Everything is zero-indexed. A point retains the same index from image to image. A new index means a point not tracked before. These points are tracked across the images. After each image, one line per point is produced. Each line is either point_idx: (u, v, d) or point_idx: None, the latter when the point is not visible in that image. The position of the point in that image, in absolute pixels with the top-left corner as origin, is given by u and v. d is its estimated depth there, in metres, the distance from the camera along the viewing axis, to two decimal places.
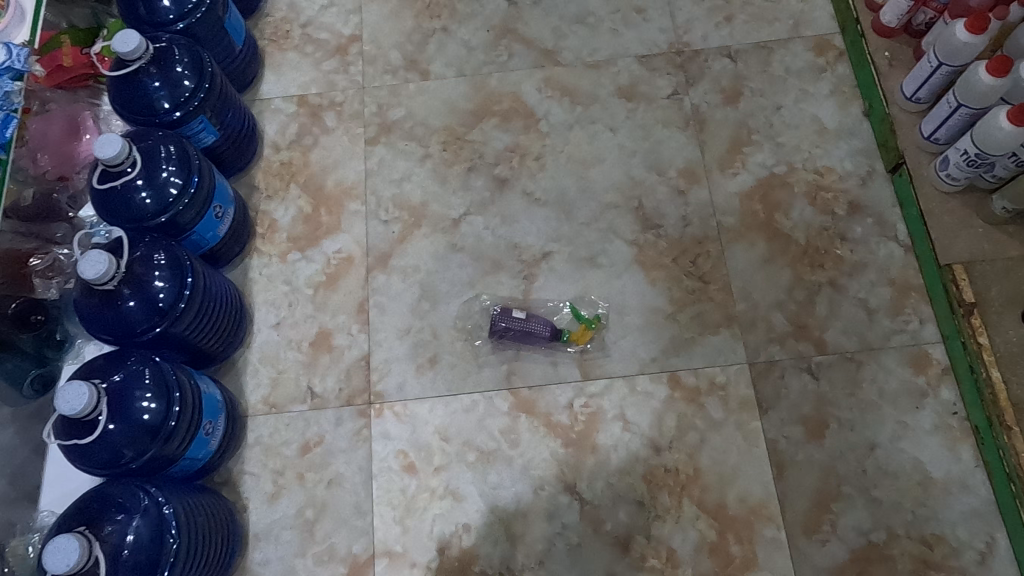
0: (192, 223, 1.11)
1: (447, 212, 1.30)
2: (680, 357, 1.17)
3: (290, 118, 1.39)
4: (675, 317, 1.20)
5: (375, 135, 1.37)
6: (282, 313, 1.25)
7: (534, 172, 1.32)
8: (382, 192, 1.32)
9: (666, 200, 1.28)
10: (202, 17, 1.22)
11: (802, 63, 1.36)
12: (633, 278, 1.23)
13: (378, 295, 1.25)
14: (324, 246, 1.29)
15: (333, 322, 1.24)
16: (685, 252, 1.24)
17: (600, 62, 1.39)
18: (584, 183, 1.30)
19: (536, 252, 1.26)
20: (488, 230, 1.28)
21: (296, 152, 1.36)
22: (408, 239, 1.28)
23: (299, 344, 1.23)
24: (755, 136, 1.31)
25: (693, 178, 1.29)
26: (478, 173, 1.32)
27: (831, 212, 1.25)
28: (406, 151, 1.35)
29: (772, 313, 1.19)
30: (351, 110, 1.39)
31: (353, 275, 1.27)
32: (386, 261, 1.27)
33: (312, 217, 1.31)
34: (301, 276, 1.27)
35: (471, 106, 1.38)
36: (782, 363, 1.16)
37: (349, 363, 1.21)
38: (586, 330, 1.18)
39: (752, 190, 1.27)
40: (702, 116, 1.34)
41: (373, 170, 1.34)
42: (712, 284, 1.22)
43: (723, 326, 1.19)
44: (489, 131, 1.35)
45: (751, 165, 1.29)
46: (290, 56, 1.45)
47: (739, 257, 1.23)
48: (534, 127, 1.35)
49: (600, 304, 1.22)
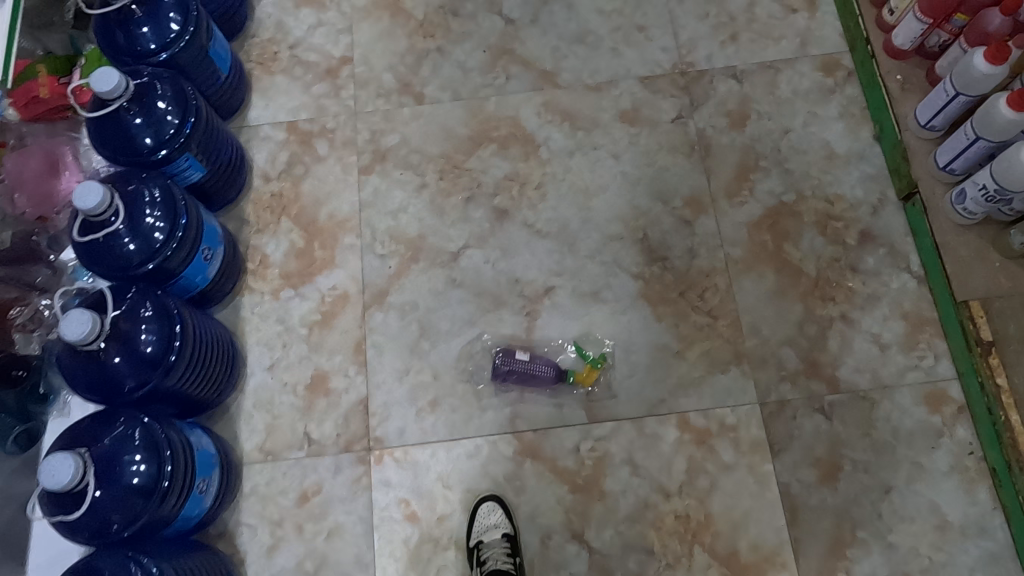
0: (180, 269, 1.07)
1: (446, 245, 1.25)
2: (689, 398, 1.14)
3: (280, 146, 1.34)
4: (683, 355, 1.16)
5: (368, 164, 1.31)
6: (275, 354, 1.20)
7: (535, 203, 1.27)
8: (377, 225, 1.27)
9: (672, 230, 1.24)
10: (186, 46, 1.16)
11: (810, 84, 1.32)
12: (639, 313, 1.19)
13: (376, 335, 1.21)
14: (318, 282, 1.24)
15: (330, 363, 1.19)
16: (693, 286, 1.20)
17: (601, 84, 1.34)
18: (586, 213, 1.26)
19: (539, 287, 1.22)
20: (488, 264, 1.24)
21: (287, 182, 1.31)
22: (405, 274, 1.24)
23: (294, 387, 1.18)
24: (763, 162, 1.27)
25: (699, 208, 1.25)
26: (476, 204, 1.28)
27: (842, 242, 1.21)
28: (402, 181, 1.30)
29: (782, 350, 1.16)
30: (344, 136, 1.34)
31: (348, 313, 1.22)
32: (383, 298, 1.23)
33: (305, 252, 1.26)
34: (294, 314, 1.23)
35: (468, 132, 1.33)
36: (794, 403, 1.13)
37: (346, 407, 1.17)
38: (593, 371, 1.14)
39: (760, 220, 1.23)
40: (707, 141, 1.29)
41: (367, 201, 1.29)
42: (720, 319, 1.18)
43: (732, 364, 1.15)
44: (488, 158, 1.30)
45: (758, 193, 1.25)
46: (278, 80, 1.39)
47: (748, 291, 1.19)
48: (534, 153, 1.30)
49: (606, 341, 1.18)
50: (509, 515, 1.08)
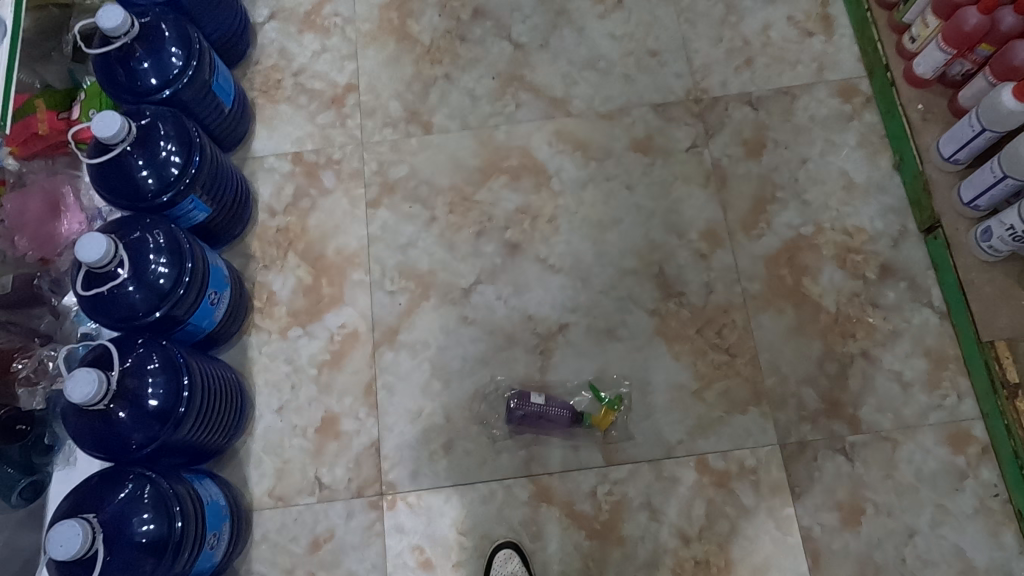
0: (186, 315, 1.04)
1: (457, 281, 1.23)
2: (708, 439, 1.12)
3: (285, 178, 1.31)
4: (701, 395, 1.14)
5: (376, 197, 1.29)
6: (284, 395, 1.18)
7: (547, 236, 1.24)
8: (386, 261, 1.25)
9: (688, 265, 1.21)
10: (188, 82, 1.13)
11: (827, 111, 1.29)
12: (655, 352, 1.16)
13: (386, 375, 1.18)
14: (326, 320, 1.22)
15: (340, 405, 1.17)
16: (710, 323, 1.17)
17: (614, 111, 1.31)
18: (600, 247, 1.23)
19: (552, 324, 1.19)
20: (500, 300, 1.21)
21: (294, 216, 1.29)
22: (415, 312, 1.21)
23: (304, 430, 1.16)
24: (780, 192, 1.24)
25: (716, 241, 1.22)
26: (488, 238, 1.25)
27: (862, 276, 1.19)
28: (411, 214, 1.27)
29: (802, 389, 1.13)
30: (350, 168, 1.31)
31: (358, 352, 1.20)
32: (393, 337, 1.20)
33: (313, 288, 1.24)
34: (303, 353, 1.20)
35: (478, 162, 1.30)
36: (815, 444, 1.11)
37: (357, 451, 1.14)
38: (609, 415, 1.11)
39: (778, 253, 1.21)
40: (723, 171, 1.26)
41: (376, 235, 1.26)
42: (739, 357, 1.15)
43: (751, 404, 1.13)
44: (498, 190, 1.28)
45: (776, 226, 1.22)
46: (283, 109, 1.36)
47: (767, 327, 1.17)
48: (545, 185, 1.28)
49: (623, 380, 1.15)
50: (526, 563, 1.06)
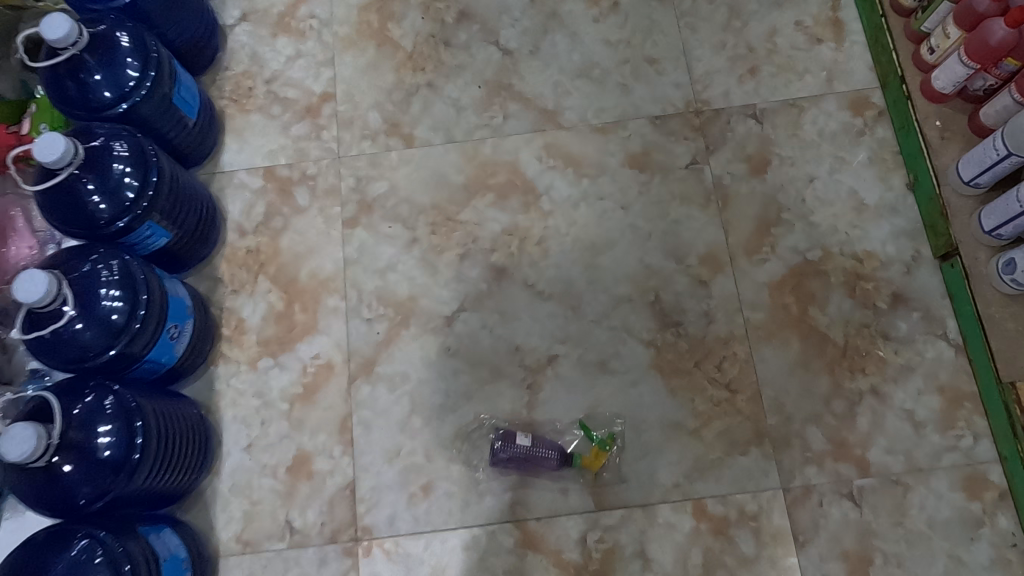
0: (143, 353, 0.96)
1: (438, 309, 1.15)
2: (706, 483, 1.04)
3: (256, 195, 1.23)
4: (699, 434, 1.06)
5: (354, 216, 1.20)
6: (253, 431, 1.11)
7: (536, 260, 1.16)
8: (363, 286, 1.17)
9: (687, 292, 1.13)
10: (147, 94, 1.04)
11: (837, 125, 1.20)
12: (651, 387, 1.09)
13: (362, 410, 1.10)
14: (299, 351, 1.14)
15: (312, 443, 1.09)
16: (709, 355, 1.10)
17: (608, 124, 1.23)
18: (592, 273, 1.15)
19: (540, 356, 1.11)
20: (485, 329, 1.13)
21: (265, 236, 1.20)
22: (394, 342, 1.13)
23: (274, 469, 1.09)
24: (786, 214, 1.16)
25: (717, 266, 1.14)
26: (472, 262, 1.17)
27: (872, 305, 1.11)
28: (390, 235, 1.19)
29: (807, 428, 1.06)
30: (326, 184, 1.22)
31: (331, 385, 1.12)
32: (370, 369, 1.12)
33: (285, 315, 1.16)
34: (274, 387, 1.13)
35: (462, 179, 1.21)
36: (820, 487, 1.03)
37: (330, 492, 1.07)
38: (601, 457, 1.04)
39: (783, 280, 1.13)
40: (725, 190, 1.18)
41: (352, 257, 1.18)
42: (740, 393, 1.08)
43: (753, 444, 1.06)
44: (483, 210, 1.20)
45: (781, 250, 1.14)
46: (254, 119, 1.27)
47: (770, 360, 1.09)
48: (534, 204, 1.19)
49: (616, 418, 1.07)
50: None
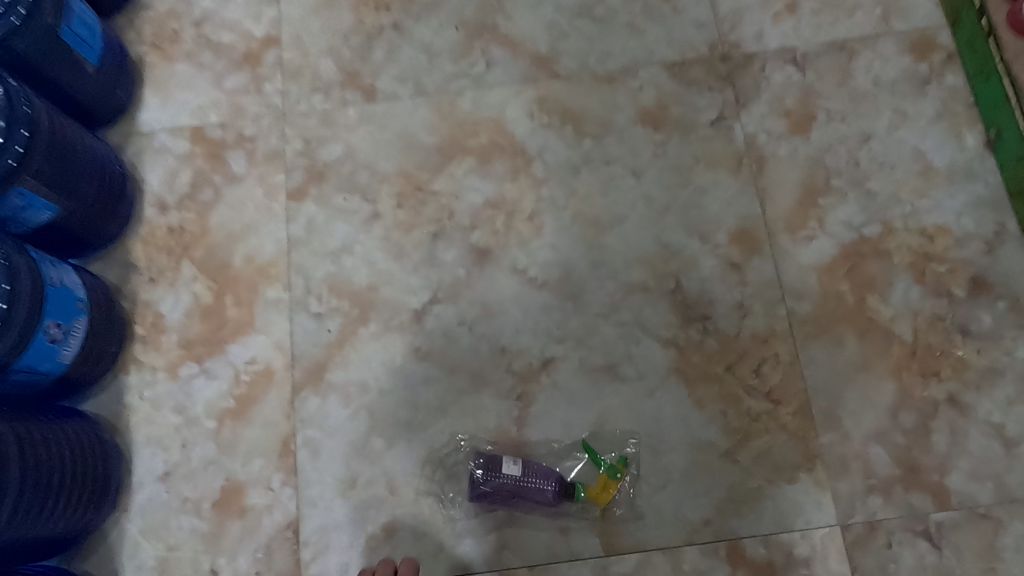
0: (9, 360, 0.73)
1: (405, 301, 0.92)
2: (744, 520, 0.82)
3: (181, 161, 0.99)
4: (734, 458, 0.84)
5: (301, 185, 0.97)
6: (172, 457, 0.88)
7: (526, 239, 0.94)
8: (312, 273, 0.94)
9: (715, 278, 0.91)
10: (20, 26, 0.81)
11: (897, 71, 0.97)
12: (672, 397, 0.87)
13: (309, 429, 0.88)
14: (231, 354, 0.91)
15: (245, 471, 0.87)
16: (744, 357, 0.88)
17: (615, 73, 1.00)
18: (597, 255, 0.93)
19: (532, 360, 0.89)
20: (464, 326, 0.91)
21: (190, 211, 0.97)
22: (350, 342, 0.91)
23: (197, 505, 0.86)
24: (836, 180, 0.94)
25: (751, 246, 0.92)
26: (447, 242, 0.94)
27: (947, 293, 0.89)
28: (346, 210, 0.96)
29: (870, 448, 0.84)
30: (267, 147, 0.99)
31: (270, 397, 0.89)
32: (319, 377, 0.90)
33: (213, 310, 0.93)
34: (198, 400, 0.90)
35: (435, 140, 0.98)
36: (888, 524, 0.82)
37: (268, 534, 0.85)
38: (609, 489, 0.82)
39: (834, 262, 0.91)
40: (760, 152, 0.96)
41: (299, 237, 0.95)
42: (784, 405, 0.86)
43: (802, 469, 0.84)
44: (461, 178, 0.97)
45: (831, 226, 0.92)
46: (180, 69, 1.03)
47: (821, 363, 0.87)
48: (524, 170, 0.96)
49: (628, 438, 0.85)
50: None
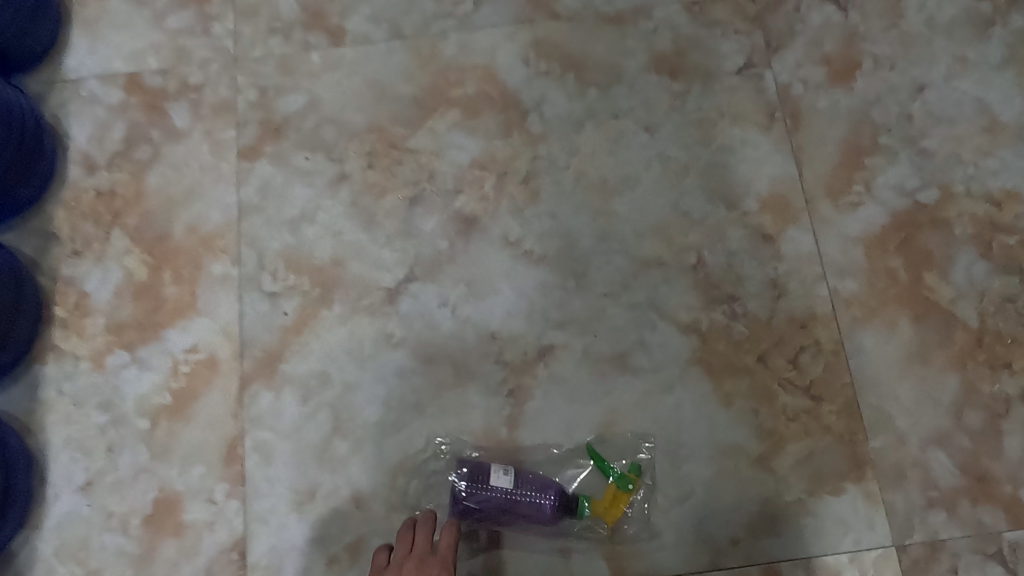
0: None
1: (377, 278, 0.77)
2: (780, 539, 0.69)
3: (113, 113, 0.84)
4: (768, 465, 0.70)
5: (254, 142, 0.82)
6: (95, 463, 0.73)
7: (520, 206, 0.79)
8: (266, 245, 0.79)
9: (744, 252, 0.77)
10: None
11: (955, 11, 0.83)
12: (693, 392, 0.73)
13: (261, 431, 0.74)
14: (168, 341, 0.76)
15: (183, 481, 0.72)
16: (779, 346, 0.74)
17: (625, 12, 0.85)
18: (604, 224, 0.78)
19: (527, 348, 0.75)
20: (446, 308, 0.76)
21: (123, 172, 0.82)
22: (310, 327, 0.76)
23: (124, 521, 0.72)
24: (885, 138, 0.80)
25: (786, 214, 0.78)
26: (427, 209, 0.80)
27: (1017, 269, 0.75)
28: (308, 171, 0.81)
29: (930, 454, 0.70)
30: (215, 97, 0.84)
31: (214, 393, 0.75)
32: (273, 368, 0.75)
33: (148, 288, 0.78)
34: (127, 395, 0.75)
35: (414, 90, 0.84)
36: (953, 544, 0.68)
37: (209, 556, 0.71)
38: (620, 501, 0.69)
39: (884, 233, 0.77)
40: (795, 105, 0.81)
41: (251, 203, 0.81)
42: (827, 402, 0.72)
43: (849, 479, 0.70)
44: (444, 135, 0.82)
45: (880, 190, 0.78)
46: (114, 6, 0.87)
47: (870, 353, 0.73)
48: (518, 125, 0.82)
49: (642, 441, 0.71)
50: None
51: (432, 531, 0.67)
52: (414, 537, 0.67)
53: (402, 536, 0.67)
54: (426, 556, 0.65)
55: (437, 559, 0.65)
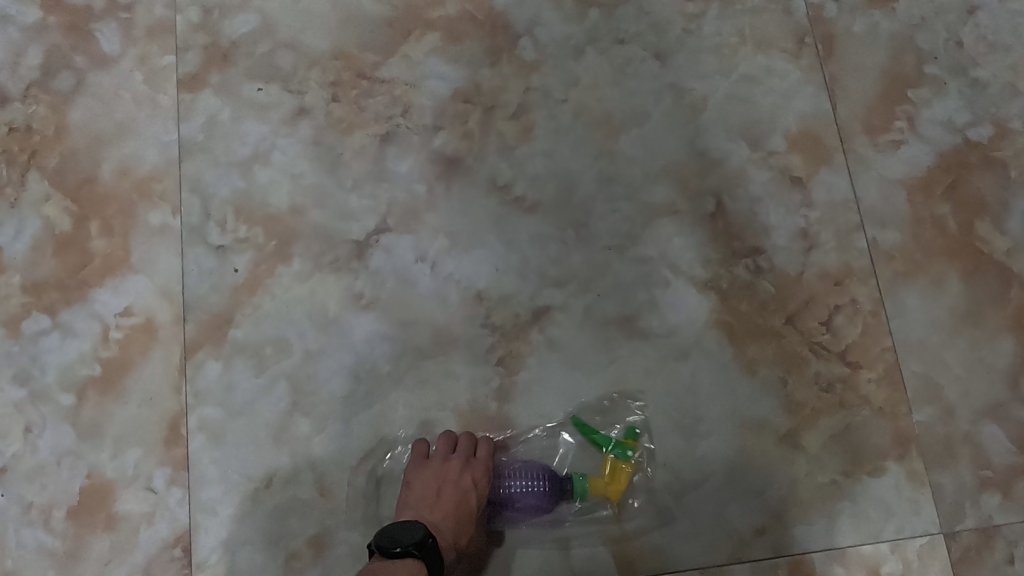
0: None
1: (342, 229, 0.66)
2: (812, 528, 0.60)
3: (28, 36, 0.71)
4: (798, 443, 0.61)
5: (197, 70, 0.70)
6: (10, 447, 0.62)
7: (510, 144, 0.68)
8: (211, 191, 0.67)
9: (770, 197, 0.66)
10: None
11: None
12: (711, 360, 0.63)
13: (207, 407, 0.63)
14: (96, 303, 0.65)
15: (116, 466, 0.62)
16: (811, 306, 0.64)
17: None
18: (608, 166, 0.67)
19: (519, 310, 0.64)
20: (424, 263, 0.65)
21: (40, 104, 0.69)
22: (265, 286, 0.65)
23: (45, 514, 0.61)
24: (931, 66, 0.69)
25: (818, 154, 0.67)
26: (401, 148, 0.68)
27: None
28: (260, 104, 0.69)
29: (982, 428, 0.61)
30: (151, 17, 0.71)
31: (152, 363, 0.64)
32: (221, 334, 0.64)
33: (72, 240, 0.66)
34: (49, 367, 0.64)
35: (384, 10, 0.71)
36: (1009, 531, 0.59)
37: (147, 554, 0.60)
38: (619, 477, 0.60)
39: (931, 176, 0.66)
40: (828, 28, 0.70)
41: (193, 141, 0.69)
42: (866, 370, 0.63)
43: (891, 457, 0.61)
44: (420, 62, 0.70)
45: (926, 126, 0.67)
46: None
47: (913, 313, 0.64)
48: (507, 50, 0.70)
49: (642, 401, 0.62)
50: None
51: (475, 442, 0.61)
52: (458, 439, 0.61)
53: (445, 437, 0.61)
54: (470, 460, 0.60)
55: (480, 464, 0.60)
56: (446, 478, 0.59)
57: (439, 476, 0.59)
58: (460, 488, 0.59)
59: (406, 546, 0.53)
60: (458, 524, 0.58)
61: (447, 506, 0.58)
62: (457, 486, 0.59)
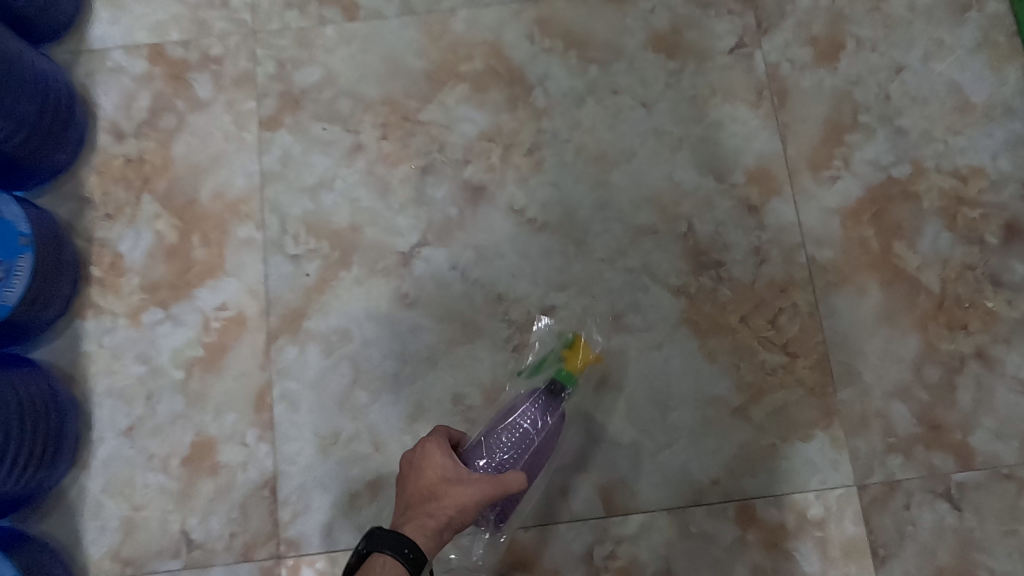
0: None
1: (391, 242, 0.84)
2: (756, 480, 0.77)
3: (139, 84, 0.88)
4: (747, 415, 0.78)
5: (274, 113, 0.87)
6: (136, 410, 0.80)
7: (525, 176, 0.85)
8: (287, 211, 0.85)
9: (730, 221, 0.83)
10: None
11: None
12: (681, 349, 0.80)
13: (287, 381, 0.81)
14: (198, 299, 0.83)
15: (217, 426, 0.80)
16: (761, 307, 0.81)
17: None
18: (603, 193, 0.84)
19: (531, 308, 0.82)
20: (456, 270, 0.83)
21: (150, 140, 0.87)
22: (331, 287, 0.83)
23: (165, 462, 0.79)
24: (864, 116, 0.86)
25: (770, 187, 0.84)
26: (437, 178, 0.85)
27: (979, 239, 0.82)
28: (325, 140, 0.87)
29: (891, 405, 0.79)
30: (236, 69, 0.88)
31: (243, 346, 0.81)
32: (297, 324, 0.82)
33: (179, 249, 0.84)
34: (163, 348, 0.81)
35: (424, 64, 0.88)
36: (908, 484, 0.77)
37: (242, 493, 0.78)
38: (581, 348, 0.75)
39: (859, 205, 0.83)
40: (782, 83, 0.87)
41: (272, 170, 0.86)
42: (801, 358, 0.80)
43: (819, 426, 0.78)
44: (453, 108, 0.87)
45: (858, 165, 0.84)
46: None
47: (842, 314, 0.81)
48: (522, 99, 0.87)
49: (624, 380, 0.79)
50: None
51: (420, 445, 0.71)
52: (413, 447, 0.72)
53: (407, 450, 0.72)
54: (414, 454, 0.69)
55: (420, 455, 0.69)
56: (404, 481, 0.69)
57: (399, 481, 0.69)
58: (409, 481, 0.68)
59: (358, 552, 0.63)
60: (417, 509, 0.65)
61: (407, 498, 0.67)
62: (411, 481, 0.68)
